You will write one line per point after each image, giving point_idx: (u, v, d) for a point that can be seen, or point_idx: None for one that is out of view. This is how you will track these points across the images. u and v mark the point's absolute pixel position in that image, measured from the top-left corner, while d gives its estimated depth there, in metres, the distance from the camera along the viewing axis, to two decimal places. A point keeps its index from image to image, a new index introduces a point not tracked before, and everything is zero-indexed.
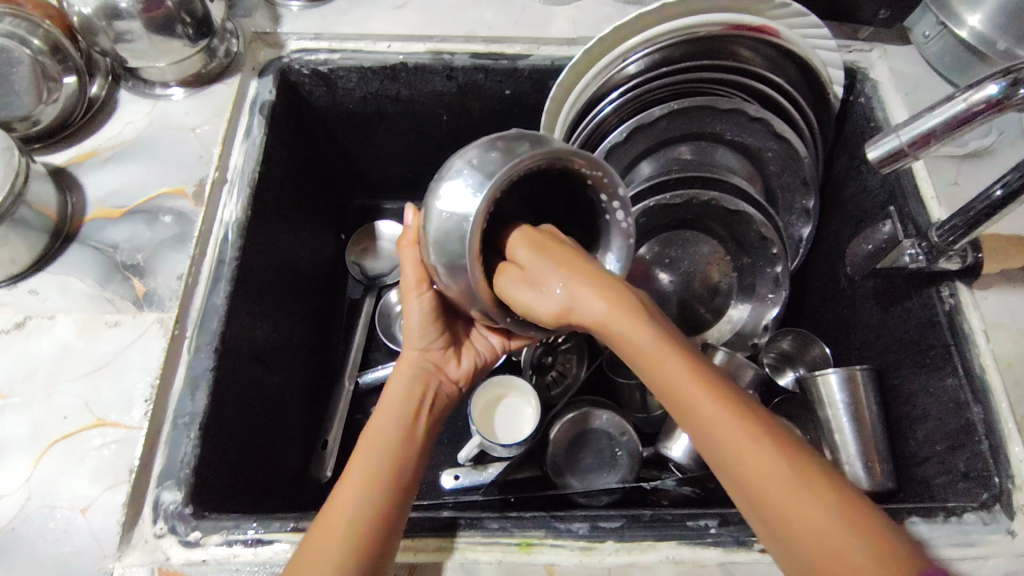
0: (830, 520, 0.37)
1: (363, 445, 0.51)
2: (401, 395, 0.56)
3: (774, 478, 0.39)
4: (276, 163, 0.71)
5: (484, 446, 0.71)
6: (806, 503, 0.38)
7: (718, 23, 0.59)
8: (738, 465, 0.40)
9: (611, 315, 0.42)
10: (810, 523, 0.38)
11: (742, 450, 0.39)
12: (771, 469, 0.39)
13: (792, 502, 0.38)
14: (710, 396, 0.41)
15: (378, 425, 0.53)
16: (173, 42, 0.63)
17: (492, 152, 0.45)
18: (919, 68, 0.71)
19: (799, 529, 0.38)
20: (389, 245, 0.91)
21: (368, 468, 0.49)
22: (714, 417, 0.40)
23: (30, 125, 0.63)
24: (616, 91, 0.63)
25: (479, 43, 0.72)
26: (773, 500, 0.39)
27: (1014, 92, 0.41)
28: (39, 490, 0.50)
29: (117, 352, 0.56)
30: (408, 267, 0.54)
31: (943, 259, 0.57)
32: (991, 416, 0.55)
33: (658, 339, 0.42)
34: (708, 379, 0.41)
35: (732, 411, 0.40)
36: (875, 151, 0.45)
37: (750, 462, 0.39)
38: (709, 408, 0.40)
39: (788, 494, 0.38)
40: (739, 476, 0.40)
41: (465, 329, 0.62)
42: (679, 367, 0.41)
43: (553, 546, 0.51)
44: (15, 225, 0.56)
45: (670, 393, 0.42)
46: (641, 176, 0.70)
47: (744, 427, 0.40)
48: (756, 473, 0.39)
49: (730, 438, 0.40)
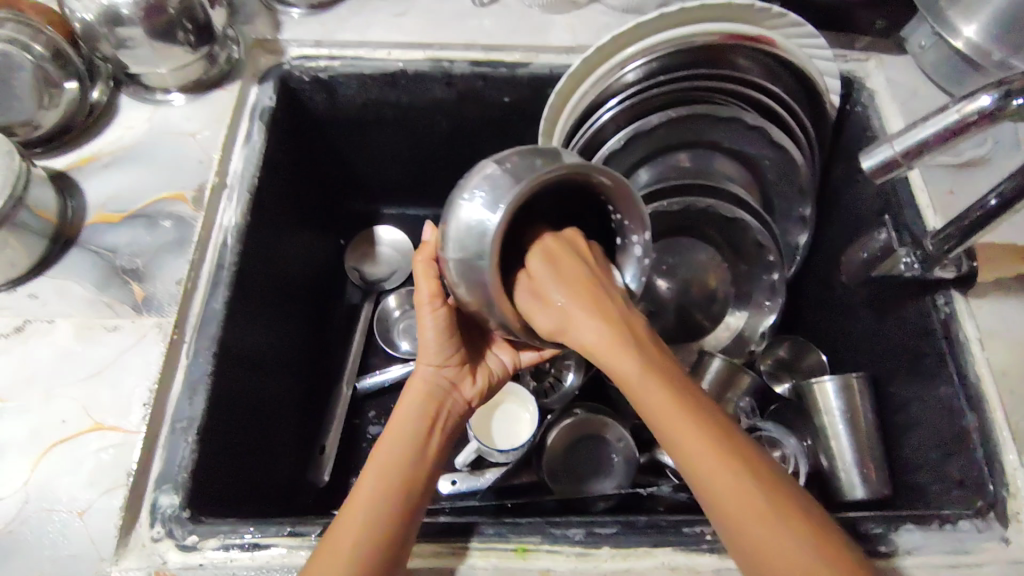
0: (783, 531, 0.41)
1: (375, 463, 0.51)
2: (411, 408, 0.55)
3: (745, 501, 0.42)
4: (276, 169, 0.71)
5: (482, 452, 0.72)
6: (755, 515, 0.41)
7: (712, 32, 0.60)
8: (709, 481, 0.43)
9: (603, 336, 0.46)
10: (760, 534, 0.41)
11: (707, 463, 0.43)
12: (734, 483, 0.42)
13: (748, 513, 0.41)
14: (686, 414, 0.44)
15: (389, 444, 0.52)
16: (174, 49, 0.64)
17: (527, 159, 0.45)
18: (915, 77, 0.71)
19: (754, 537, 0.41)
20: (389, 250, 0.91)
21: (390, 458, 0.51)
22: (698, 444, 0.43)
23: (31, 129, 0.64)
24: (614, 99, 0.64)
25: (479, 50, 0.73)
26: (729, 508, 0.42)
27: (1005, 104, 0.41)
28: (37, 494, 0.50)
29: (115, 356, 0.56)
30: (423, 281, 0.54)
31: (937, 268, 0.57)
32: (985, 422, 0.55)
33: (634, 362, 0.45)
34: (687, 406, 0.44)
35: (710, 433, 0.43)
36: (868, 162, 0.45)
37: (716, 471, 0.43)
38: (688, 431, 0.43)
39: (737, 501, 0.42)
40: (709, 489, 0.43)
41: (479, 347, 0.60)
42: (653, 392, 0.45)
43: (549, 551, 0.51)
44: (15, 229, 0.56)
45: (653, 411, 0.45)
46: (638, 183, 0.71)
47: (718, 447, 0.43)
48: (727, 491, 0.42)
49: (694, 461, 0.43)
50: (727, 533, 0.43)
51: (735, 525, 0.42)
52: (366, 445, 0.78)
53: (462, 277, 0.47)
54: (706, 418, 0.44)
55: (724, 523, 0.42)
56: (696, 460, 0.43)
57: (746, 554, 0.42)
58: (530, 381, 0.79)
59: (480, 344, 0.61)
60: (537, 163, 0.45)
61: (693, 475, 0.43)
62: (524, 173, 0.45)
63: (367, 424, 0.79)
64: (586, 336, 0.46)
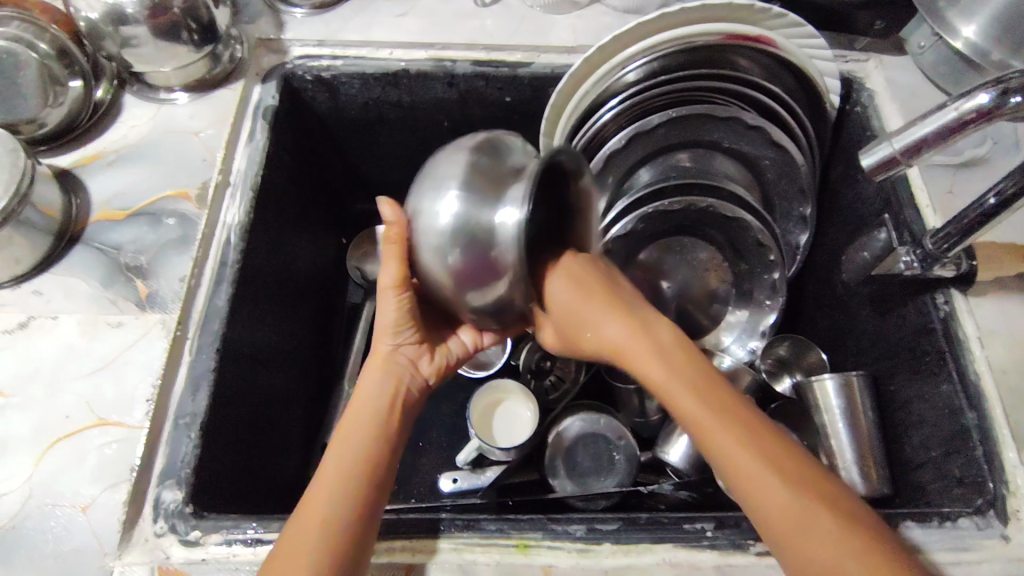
0: (831, 533, 0.43)
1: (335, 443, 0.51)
2: (370, 385, 0.55)
3: (796, 505, 0.44)
4: (279, 167, 0.72)
5: (483, 450, 0.73)
6: (808, 518, 0.43)
7: (715, 32, 0.61)
8: (759, 489, 0.45)
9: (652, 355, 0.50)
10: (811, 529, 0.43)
11: (755, 470, 0.45)
12: (779, 490, 0.44)
13: (794, 515, 0.44)
14: (733, 433, 0.46)
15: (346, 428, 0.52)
16: (178, 48, 0.64)
17: (501, 156, 0.48)
18: (915, 77, 0.72)
19: (806, 536, 0.43)
20: (389, 249, 0.90)
21: (342, 457, 0.50)
22: (745, 453, 0.45)
23: (35, 127, 0.64)
24: (615, 99, 0.65)
25: (481, 50, 0.73)
26: (792, 524, 0.43)
27: (1003, 101, 0.42)
28: (41, 489, 0.51)
29: (119, 352, 0.56)
30: (391, 266, 0.52)
31: (937, 267, 0.58)
32: (984, 420, 0.55)
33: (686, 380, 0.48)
34: (739, 422, 0.47)
35: (756, 446, 0.46)
36: (867, 160, 0.46)
37: (763, 478, 0.45)
38: (736, 445, 0.46)
39: (786, 499, 0.44)
40: (761, 496, 0.44)
41: (437, 327, 0.61)
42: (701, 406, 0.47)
43: (551, 547, 0.51)
44: (19, 226, 0.56)
45: (708, 439, 0.46)
46: (639, 183, 0.71)
47: (763, 462, 0.45)
48: (777, 494, 0.44)
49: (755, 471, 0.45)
50: (782, 545, 0.44)
51: (789, 531, 0.43)
52: None
53: (461, 273, 0.47)
54: (752, 433, 0.47)
55: (779, 535, 0.44)
56: (742, 467, 0.45)
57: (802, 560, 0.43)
58: (532, 381, 0.79)
59: (439, 325, 0.61)
60: (511, 162, 0.48)
61: (742, 481, 0.45)
62: (501, 166, 0.47)
63: None
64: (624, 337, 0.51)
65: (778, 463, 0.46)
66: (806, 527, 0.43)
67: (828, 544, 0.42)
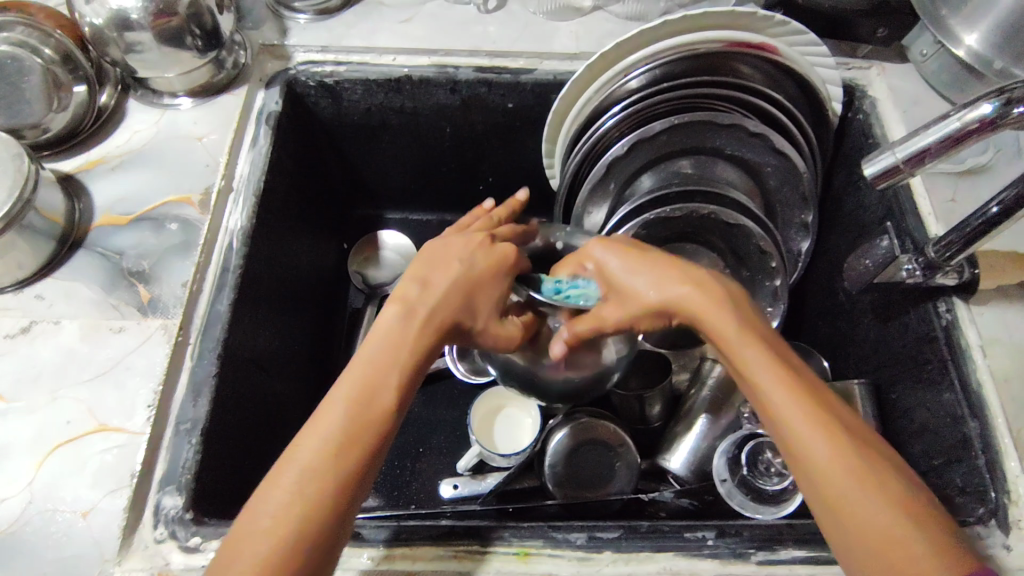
0: (868, 494, 0.39)
1: (349, 407, 0.42)
2: (405, 345, 0.46)
3: (833, 459, 0.40)
4: (281, 173, 0.72)
5: (484, 456, 0.73)
6: (846, 474, 0.40)
7: (717, 40, 0.60)
8: (795, 437, 0.41)
9: (689, 296, 0.47)
10: (875, 507, 0.39)
11: (788, 409, 0.42)
12: (819, 442, 0.41)
13: (834, 468, 0.40)
14: (769, 367, 0.43)
15: (375, 391, 0.43)
16: (182, 53, 0.64)
17: None
18: (917, 85, 0.72)
19: (842, 492, 0.40)
20: (391, 254, 0.91)
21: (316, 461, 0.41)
22: (779, 389, 0.42)
23: (40, 132, 0.64)
24: (617, 105, 0.64)
25: (483, 57, 0.74)
26: (824, 472, 0.40)
27: (1006, 112, 0.42)
28: (41, 494, 0.51)
29: (121, 358, 0.56)
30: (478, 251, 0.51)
31: (939, 275, 0.58)
32: (987, 430, 0.55)
33: (752, 338, 0.45)
34: (778, 360, 0.44)
35: (795, 386, 0.42)
36: (870, 169, 0.45)
37: (797, 419, 0.41)
38: (770, 381, 0.43)
39: (848, 478, 0.40)
40: (796, 444, 0.41)
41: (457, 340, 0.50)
42: (768, 369, 0.43)
43: (551, 556, 0.51)
44: (22, 231, 0.56)
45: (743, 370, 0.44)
46: (641, 189, 0.72)
47: (803, 402, 0.42)
48: (810, 442, 0.41)
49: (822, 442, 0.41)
50: (816, 499, 0.41)
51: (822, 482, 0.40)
52: None
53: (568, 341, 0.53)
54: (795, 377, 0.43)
55: (814, 488, 0.41)
56: (779, 408, 0.42)
57: (828, 514, 0.40)
58: None
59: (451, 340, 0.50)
60: None
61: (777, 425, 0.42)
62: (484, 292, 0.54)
63: None
64: (685, 295, 0.47)
65: (817, 411, 0.42)
66: (865, 509, 0.39)
67: (864, 506, 0.39)
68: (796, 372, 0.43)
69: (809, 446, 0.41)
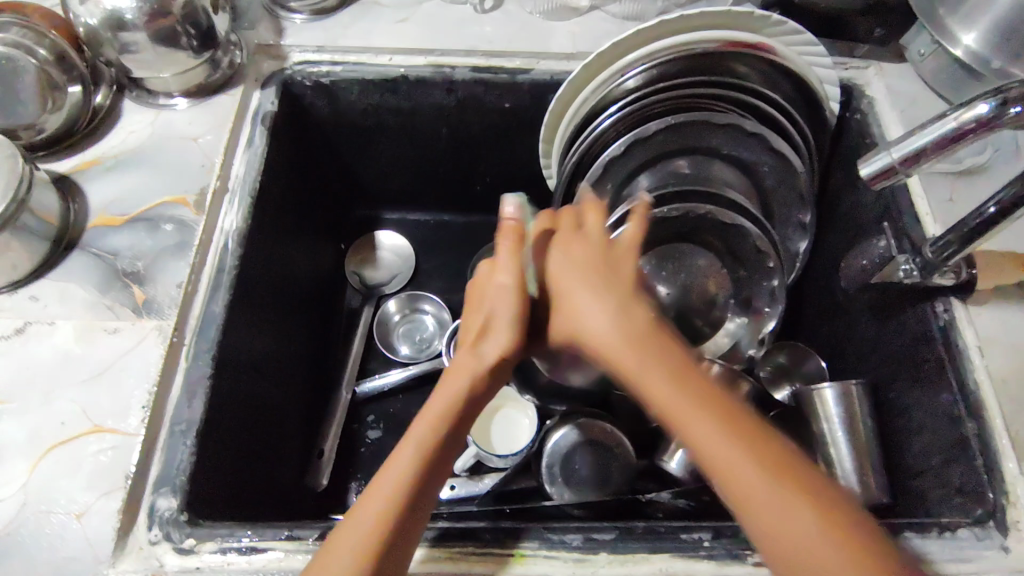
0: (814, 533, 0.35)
1: (401, 472, 0.43)
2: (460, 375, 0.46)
3: (774, 499, 0.36)
4: (277, 173, 0.72)
5: (481, 457, 0.75)
6: (786, 509, 0.35)
7: (714, 39, 0.60)
8: (729, 481, 0.36)
9: (610, 332, 0.42)
10: (794, 529, 0.35)
11: (711, 443, 0.37)
12: (753, 481, 0.36)
13: (778, 504, 0.36)
14: (677, 389, 0.39)
15: (408, 439, 0.44)
16: (177, 53, 0.64)
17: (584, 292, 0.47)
18: (914, 84, 0.72)
19: (788, 532, 0.35)
20: (389, 254, 0.92)
21: (366, 519, 0.42)
22: (696, 419, 0.37)
23: (35, 133, 0.64)
24: (615, 105, 0.64)
25: (480, 57, 0.73)
26: (764, 512, 0.36)
27: (1003, 112, 0.41)
28: (35, 496, 0.50)
29: (115, 358, 0.56)
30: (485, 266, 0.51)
31: (936, 275, 0.58)
32: (985, 430, 0.55)
33: (667, 372, 0.39)
34: (690, 385, 0.39)
35: (717, 415, 0.38)
36: (866, 169, 0.45)
37: (722, 454, 0.37)
38: (689, 418, 0.38)
39: (788, 514, 0.35)
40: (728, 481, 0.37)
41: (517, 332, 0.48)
42: (672, 385, 0.39)
43: (546, 557, 0.51)
44: (17, 231, 0.56)
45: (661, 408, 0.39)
46: (637, 189, 0.71)
47: (728, 435, 0.37)
48: (744, 483, 0.36)
49: (720, 454, 0.37)
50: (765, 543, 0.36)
51: (768, 526, 0.36)
52: (365, 450, 0.79)
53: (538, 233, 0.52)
54: (716, 403, 0.38)
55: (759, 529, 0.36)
56: (702, 443, 0.37)
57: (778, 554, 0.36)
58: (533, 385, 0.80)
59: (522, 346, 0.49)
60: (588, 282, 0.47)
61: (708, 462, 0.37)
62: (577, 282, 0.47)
63: (367, 428, 0.80)
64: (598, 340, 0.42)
65: (741, 443, 0.37)
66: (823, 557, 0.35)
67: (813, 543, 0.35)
68: (727, 428, 0.37)
69: (747, 492, 0.36)
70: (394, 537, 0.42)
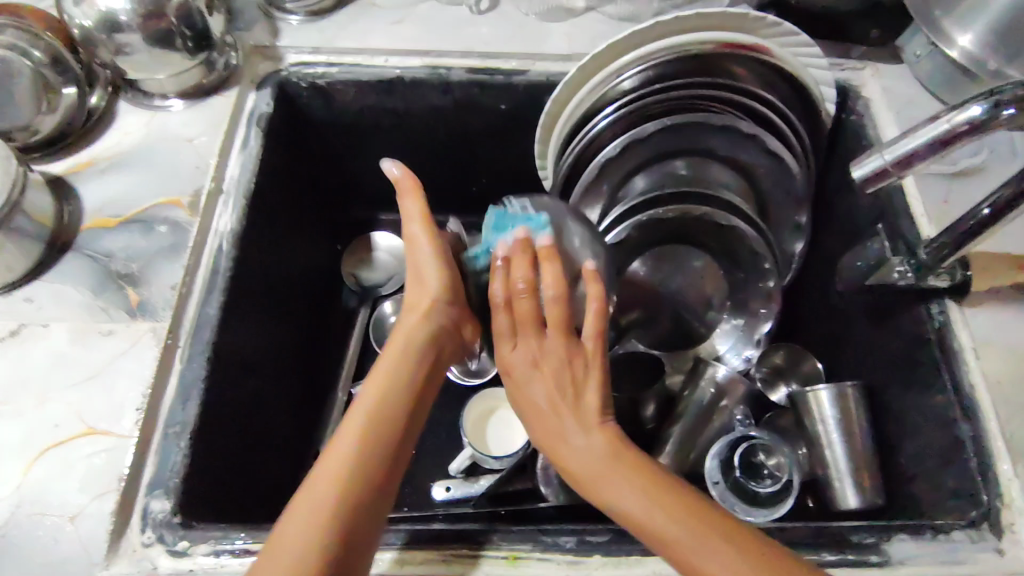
0: (710, 546, 0.41)
1: (345, 439, 0.45)
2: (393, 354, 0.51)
3: (669, 521, 0.42)
4: (272, 175, 0.72)
5: (477, 458, 0.73)
6: (681, 528, 0.42)
7: (711, 41, 0.61)
8: (631, 510, 0.44)
9: (551, 368, 0.50)
10: (675, 536, 0.42)
11: (611, 476, 0.45)
12: (651, 506, 0.43)
13: (671, 529, 0.42)
14: (573, 425, 0.48)
15: (352, 413, 0.47)
16: (172, 54, 0.64)
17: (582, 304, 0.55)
18: (910, 86, 0.71)
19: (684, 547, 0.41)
20: (385, 255, 0.91)
21: (313, 490, 0.43)
22: (591, 456, 0.47)
23: (29, 134, 0.64)
24: (610, 106, 0.64)
25: (476, 58, 0.73)
26: (662, 536, 0.42)
27: (995, 113, 0.41)
28: (29, 498, 0.50)
29: (109, 360, 0.56)
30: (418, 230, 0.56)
31: (931, 277, 0.58)
32: (979, 432, 0.55)
33: (558, 412, 0.49)
34: (588, 430, 0.48)
35: (614, 454, 0.46)
36: (859, 172, 0.45)
37: (623, 484, 0.45)
38: (579, 452, 0.47)
39: (687, 534, 0.42)
40: (633, 509, 0.44)
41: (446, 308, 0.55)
42: (575, 431, 0.48)
43: (540, 559, 0.51)
44: (11, 233, 0.56)
45: (560, 455, 0.48)
46: (634, 191, 0.71)
47: (620, 467, 0.46)
48: (641, 506, 0.44)
49: (615, 476, 0.46)
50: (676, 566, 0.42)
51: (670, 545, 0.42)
52: None
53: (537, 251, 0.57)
54: (611, 441, 0.47)
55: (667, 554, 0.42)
56: (603, 476, 0.46)
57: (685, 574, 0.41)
58: None
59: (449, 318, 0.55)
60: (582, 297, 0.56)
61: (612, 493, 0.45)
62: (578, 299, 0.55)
63: None
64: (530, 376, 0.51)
65: (633, 470, 0.45)
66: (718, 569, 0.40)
67: (708, 560, 0.41)
68: (625, 461, 0.46)
69: (648, 515, 0.43)
70: (344, 517, 0.42)
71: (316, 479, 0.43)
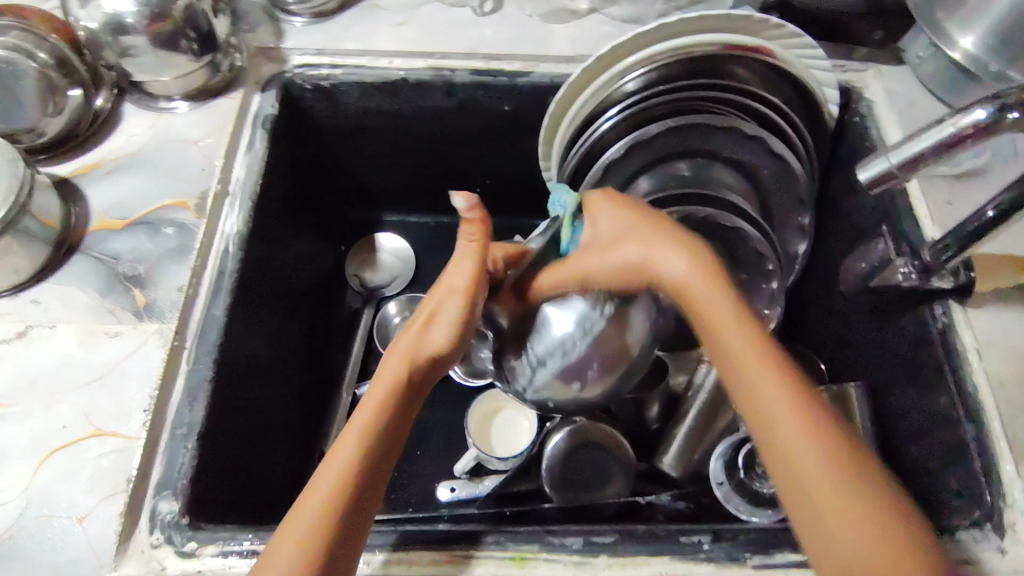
0: (847, 498, 0.38)
1: (345, 451, 0.45)
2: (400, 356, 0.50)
3: (820, 464, 0.38)
4: (277, 177, 0.72)
5: (482, 459, 0.74)
6: (830, 473, 0.38)
7: (714, 43, 0.61)
8: (780, 440, 0.40)
9: (692, 275, 0.46)
10: (830, 489, 0.38)
11: (776, 409, 0.40)
12: (811, 446, 0.39)
13: (818, 470, 0.38)
14: (741, 337, 0.43)
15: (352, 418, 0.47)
16: (177, 57, 0.64)
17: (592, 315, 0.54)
18: (912, 87, 0.72)
19: (818, 489, 0.38)
20: (389, 257, 0.92)
21: (313, 499, 0.44)
22: (771, 379, 0.41)
23: (35, 137, 0.65)
24: (614, 108, 0.65)
25: (480, 60, 0.73)
26: (806, 476, 0.39)
27: (1001, 117, 0.41)
28: (37, 500, 0.50)
29: (117, 362, 0.56)
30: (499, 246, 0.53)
31: (935, 277, 0.58)
32: (983, 433, 0.55)
33: (758, 342, 0.43)
34: (770, 354, 0.42)
35: (791, 389, 0.41)
36: (865, 174, 0.45)
37: (785, 416, 0.40)
38: (766, 379, 0.41)
39: (826, 480, 0.38)
40: (777, 434, 0.40)
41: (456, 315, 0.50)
42: (740, 334, 0.43)
43: (547, 560, 0.51)
44: (18, 235, 0.56)
45: (722, 351, 0.44)
46: (638, 191, 0.69)
47: (793, 403, 0.40)
48: (794, 441, 0.39)
49: (785, 417, 0.40)
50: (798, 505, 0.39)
51: (802, 480, 0.39)
52: None
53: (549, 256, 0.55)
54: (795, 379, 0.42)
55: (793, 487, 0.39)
56: (773, 410, 0.41)
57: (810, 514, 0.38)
58: None
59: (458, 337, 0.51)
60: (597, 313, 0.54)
61: (771, 421, 0.40)
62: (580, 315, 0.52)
63: None
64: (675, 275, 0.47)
65: (806, 414, 0.40)
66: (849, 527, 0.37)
67: (841, 514, 0.37)
68: (794, 400, 0.41)
69: (795, 446, 0.39)
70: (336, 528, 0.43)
71: (315, 484, 0.45)
